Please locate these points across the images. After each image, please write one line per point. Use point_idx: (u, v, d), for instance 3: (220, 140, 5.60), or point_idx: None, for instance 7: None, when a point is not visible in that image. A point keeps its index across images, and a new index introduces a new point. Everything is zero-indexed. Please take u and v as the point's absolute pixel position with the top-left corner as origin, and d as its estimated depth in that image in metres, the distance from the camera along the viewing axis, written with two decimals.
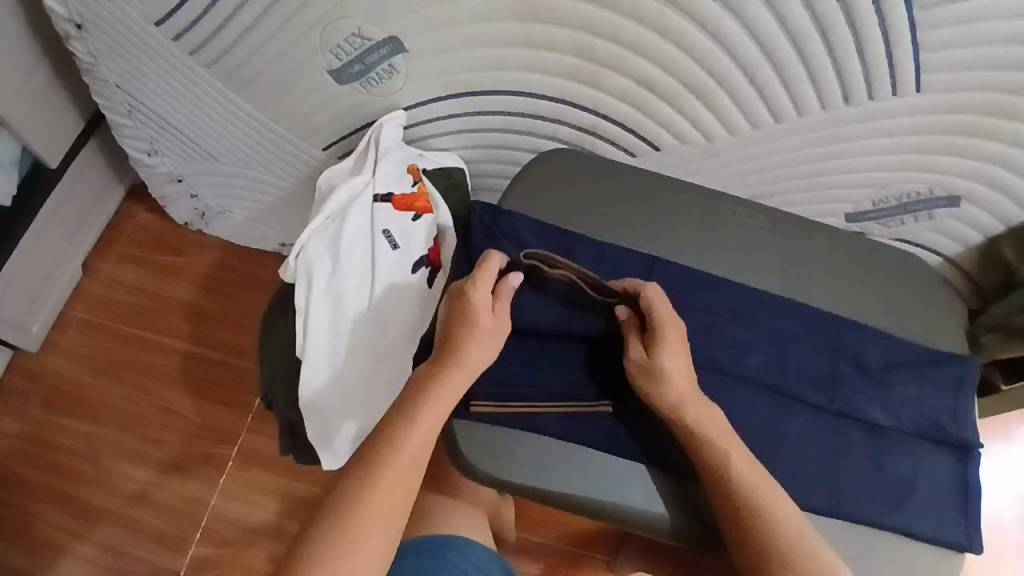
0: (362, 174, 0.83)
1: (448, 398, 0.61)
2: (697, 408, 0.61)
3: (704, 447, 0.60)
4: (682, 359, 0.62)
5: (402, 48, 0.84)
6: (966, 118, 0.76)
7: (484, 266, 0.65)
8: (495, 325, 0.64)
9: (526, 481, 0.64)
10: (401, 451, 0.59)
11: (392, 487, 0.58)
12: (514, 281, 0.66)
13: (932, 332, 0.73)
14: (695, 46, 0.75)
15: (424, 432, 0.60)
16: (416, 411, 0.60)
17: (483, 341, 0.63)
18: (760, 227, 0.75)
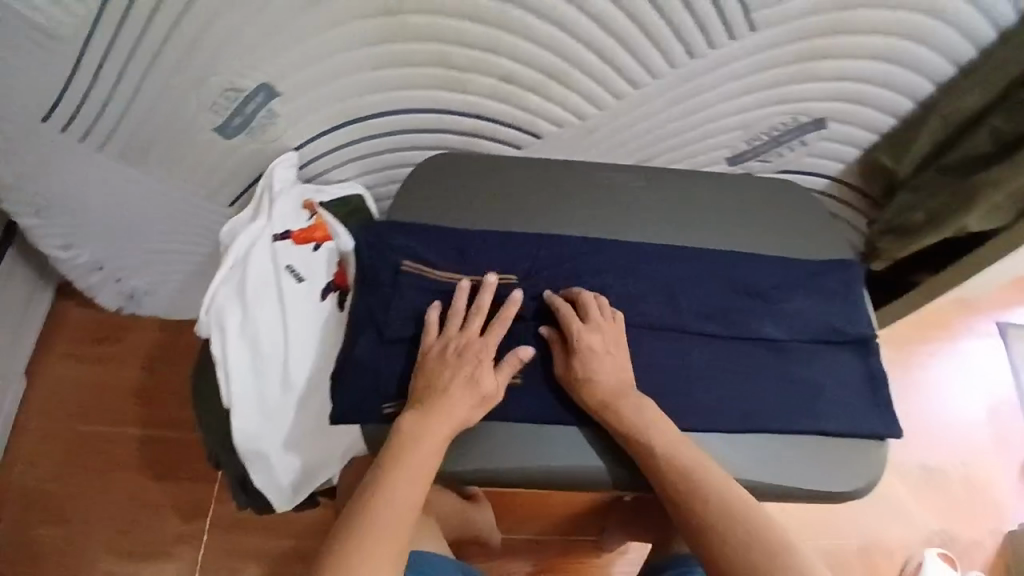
0: (260, 218, 0.84)
1: (438, 440, 0.65)
2: (626, 401, 0.67)
3: (631, 434, 0.66)
4: (612, 367, 0.68)
5: (275, 91, 0.87)
6: (802, 45, 0.82)
7: (496, 325, 0.69)
8: (468, 395, 0.66)
9: (451, 466, 0.68)
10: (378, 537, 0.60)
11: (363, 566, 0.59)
12: (525, 355, 0.68)
13: (806, 244, 0.80)
14: (541, 34, 0.80)
15: (422, 466, 0.64)
16: (398, 492, 0.63)
17: (468, 395, 0.66)
18: (638, 186, 0.80)
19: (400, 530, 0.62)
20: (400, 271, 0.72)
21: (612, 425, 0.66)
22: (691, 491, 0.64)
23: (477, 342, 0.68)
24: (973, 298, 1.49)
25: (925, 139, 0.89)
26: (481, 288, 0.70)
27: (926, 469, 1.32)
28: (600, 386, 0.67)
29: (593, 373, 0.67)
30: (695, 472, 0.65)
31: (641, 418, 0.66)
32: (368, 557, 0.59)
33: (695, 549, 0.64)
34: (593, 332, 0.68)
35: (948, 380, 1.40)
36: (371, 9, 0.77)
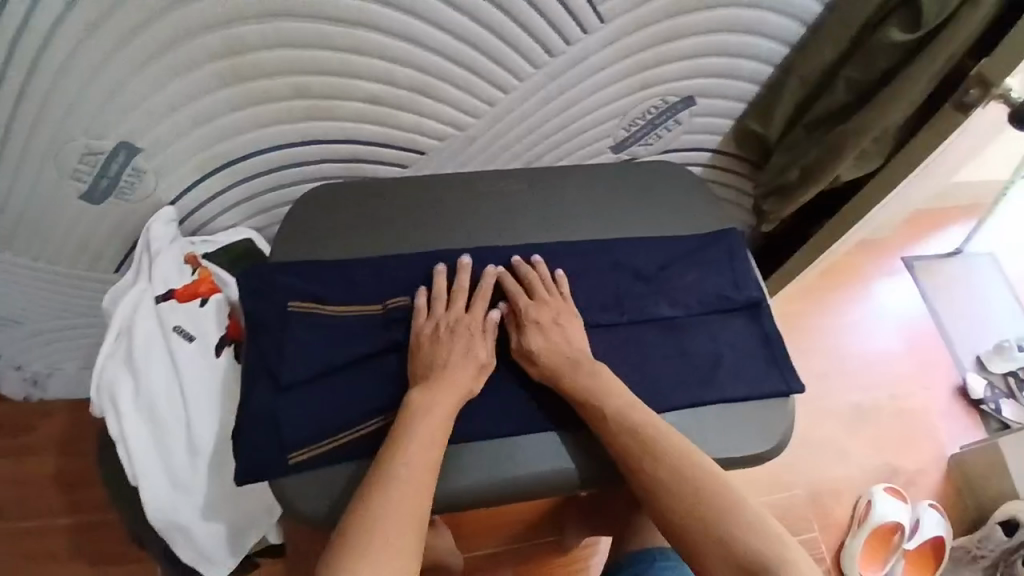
0: (140, 281, 0.80)
1: (445, 408, 0.65)
2: (580, 367, 0.69)
3: (600, 413, 0.67)
4: (564, 335, 0.71)
5: (136, 148, 0.82)
6: (654, 29, 0.85)
7: (480, 293, 0.73)
8: (465, 363, 0.68)
9: None
10: (394, 502, 0.58)
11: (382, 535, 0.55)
12: (496, 314, 0.72)
13: (688, 221, 0.83)
14: (397, 53, 0.80)
15: (428, 434, 0.63)
16: (410, 462, 0.61)
17: (467, 362, 0.68)
18: (520, 190, 0.82)
19: (425, 484, 0.60)
20: (290, 312, 0.71)
21: (572, 393, 0.68)
22: (649, 453, 0.64)
23: (462, 312, 0.71)
24: (874, 240, 1.57)
25: (789, 100, 0.92)
26: (455, 271, 0.74)
27: (860, 409, 1.38)
28: (553, 354, 0.70)
29: (545, 342, 0.70)
30: (649, 435, 0.66)
31: (597, 384, 0.68)
32: (392, 512, 0.57)
33: (676, 523, 0.62)
34: (541, 306, 0.73)
35: (864, 320, 1.48)
36: (218, 49, 0.75)
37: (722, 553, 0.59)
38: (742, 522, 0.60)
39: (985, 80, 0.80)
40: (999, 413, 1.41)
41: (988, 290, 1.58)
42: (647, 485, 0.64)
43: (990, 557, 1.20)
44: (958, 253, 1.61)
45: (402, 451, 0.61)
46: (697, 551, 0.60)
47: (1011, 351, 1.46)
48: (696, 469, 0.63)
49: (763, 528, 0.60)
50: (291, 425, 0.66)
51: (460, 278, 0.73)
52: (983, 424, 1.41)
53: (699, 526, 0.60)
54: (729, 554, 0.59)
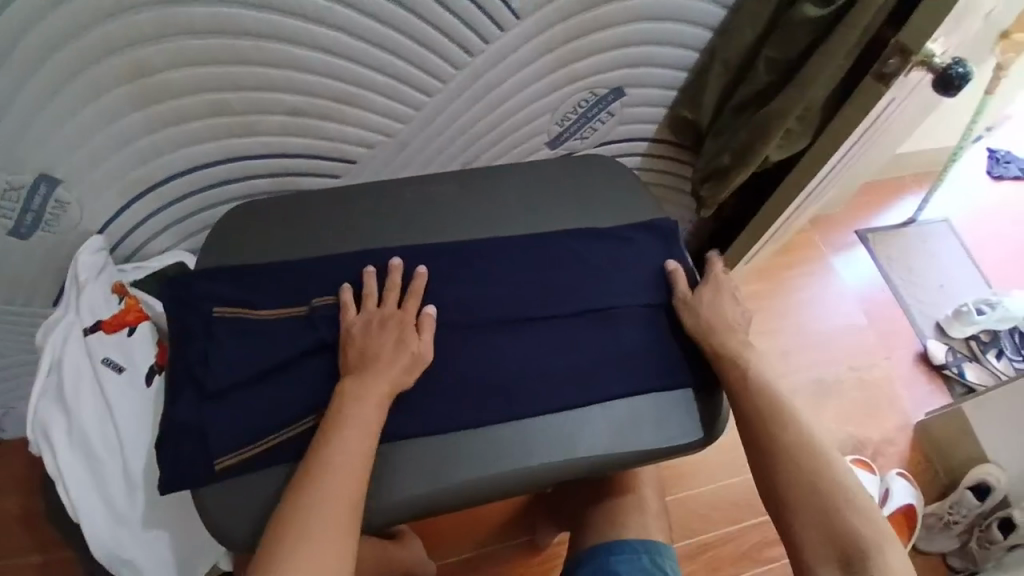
0: (69, 312, 0.79)
1: (379, 393, 0.64)
2: (730, 334, 0.74)
3: (737, 369, 0.72)
4: (721, 306, 0.76)
5: (56, 179, 0.80)
6: (572, 21, 0.84)
7: (413, 288, 0.72)
8: (398, 355, 0.67)
9: None
10: (327, 488, 0.58)
11: (316, 519, 0.56)
12: (434, 314, 0.71)
13: (620, 211, 0.83)
14: (311, 63, 0.79)
15: (362, 418, 0.62)
16: (342, 447, 0.60)
17: (399, 354, 0.67)
18: (449, 191, 0.81)
19: (354, 475, 0.60)
20: (215, 316, 0.69)
21: (717, 349, 0.73)
22: (768, 421, 0.69)
23: (397, 308, 0.71)
24: (829, 215, 1.59)
25: (714, 86, 0.92)
26: (388, 270, 0.73)
27: (823, 383, 1.39)
28: (709, 312, 0.75)
29: (708, 301, 0.76)
30: (778, 404, 0.70)
31: (744, 352, 0.73)
32: (318, 504, 0.57)
33: (793, 482, 0.65)
34: (729, 281, 0.79)
35: (824, 295, 1.49)
36: (127, 71, 0.74)
37: (821, 527, 0.63)
38: (844, 504, 0.63)
39: (905, 49, 0.80)
40: (963, 377, 1.42)
41: (947, 255, 1.60)
42: (767, 444, 0.68)
43: (964, 522, 1.22)
44: (914, 221, 1.63)
45: (334, 438, 0.61)
46: (797, 521, 0.64)
47: (971, 316, 1.44)
48: (810, 442, 0.67)
49: (863, 513, 0.63)
50: (215, 438, 0.64)
51: (394, 274, 0.72)
52: (947, 389, 1.43)
53: (806, 496, 0.64)
54: (825, 524, 0.63)
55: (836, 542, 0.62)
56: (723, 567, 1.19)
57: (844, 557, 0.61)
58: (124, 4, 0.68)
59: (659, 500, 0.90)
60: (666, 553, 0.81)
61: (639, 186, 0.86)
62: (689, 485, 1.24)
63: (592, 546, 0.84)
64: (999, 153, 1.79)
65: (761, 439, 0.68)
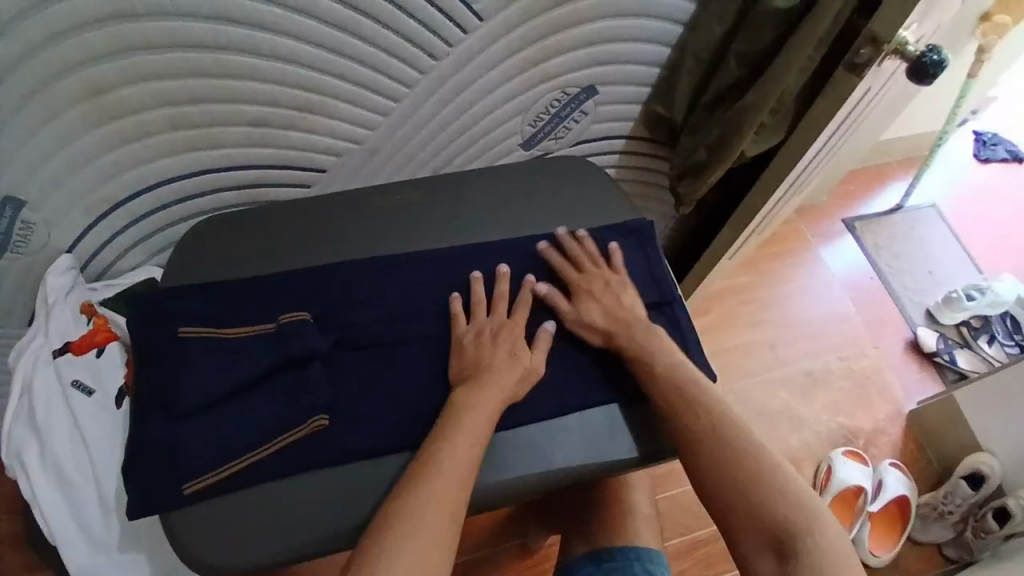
0: (39, 335, 0.78)
1: (492, 400, 0.65)
2: (629, 332, 0.72)
3: (650, 364, 0.70)
4: (607, 305, 0.73)
5: (21, 202, 0.79)
6: (537, 20, 0.83)
7: (522, 297, 0.73)
8: (511, 367, 0.68)
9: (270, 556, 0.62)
10: (436, 486, 0.58)
11: (425, 516, 0.55)
12: (549, 328, 0.72)
13: (593, 212, 0.82)
14: (271, 72, 0.78)
15: (475, 424, 0.63)
16: (455, 450, 0.61)
17: (513, 367, 0.68)
18: (418, 198, 0.80)
19: (467, 479, 0.59)
20: (181, 336, 0.68)
21: (628, 353, 0.71)
22: (687, 406, 0.67)
23: (509, 318, 0.71)
24: (815, 204, 1.58)
25: (687, 81, 0.91)
26: (496, 277, 0.74)
27: (814, 374, 1.38)
28: (601, 320, 0.72)
29: (593, 310, 0.73)
30: (691, 392, 0.67)
31: (647, 346, 0.71)
32: (429, 500, 0.57)
33: (719, 472, 0.62)
34: (587, 276, 0.75)
35: (812, 287, 1.48)
36: (86, 89, 0.73)
37: (751, 514, 0.59)
38: (774, 488, 0.60)
39: (876, 37, 0.79)
40: (954, 364, 1.41)
41: (936, 241, 1.59)
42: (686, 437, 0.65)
43: (958, 511, 1.21)
44: (901, 208, 1.62)
45: (447, 440, 0.61)
46: (731, 511, 0.61)
47: (961, 302, 1.43)
48: (730, 431, 0.64)
49: (793, 494, 0.60)
50: (182, 463, 0.63)
51: (501, 283, 0.73)
52: (939, 376, 1.42)
53: (735, 485, 0.61)
54: (755, 514, 0.59)
55: (773, 531, 0.58)
56: (717, 564, 1.18)
57: (780, 543, 0.58)
58: (78, 20, 0.67)
59: (649, 502, 0.89)
60: (659, 559, 0.80)
61: (612, 187, 0.85)
62: (680, 483, 1.24)
63: (580, 555, 0.83)
64: (984, 137, 1.78)
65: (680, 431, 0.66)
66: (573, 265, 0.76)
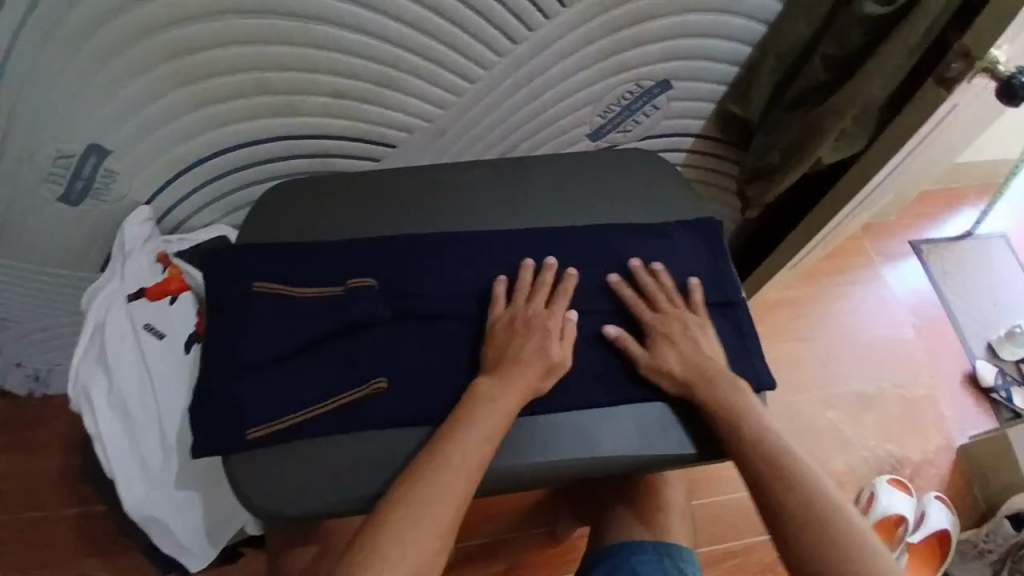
0: (113, 279, 0.82)
1: (512, 397, 0.65)
2: (707, 383, 0.68)
3: (733, 422, 0.66)
4: (684, 351, 0.70)
5: (106, 150, 0.83)
6: (618, 11, 0.82)
7: (558, 290, 0.72)
8: (536, 361, 0.67)
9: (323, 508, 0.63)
10: (439, 481, 0.59)
11: (425, 509, 0.57)
12: (574, 320, 0.71)
13: (661, 207, 0.81)
14: (353, 45, 0.79)
15: (491, 419, 0.63)
16: (463, 444, 0.61)
17: (540, 361, 0.67)
18: (484, 178, 0.80)
19: (473, 475, 0.60)
20: (253, 293, 0.70)
21: (707, 406, 0.68)
22: (775, 472, 0.63)
23: (543, 311, 0.70)
24: (879, 223, 1.53)
25: (766, 79, 0.89)
26: (542, 269, 0.73)
27: (862, 397, 1.34)
28: (678, 367, 0.69)
29: (671, 354, 0.70)
30: (781, 453, 0.64)
31: (733, 398, 0.67)
32: (427, 499, 0.58)
33: (805, 545, 0.59)
34: (665, 318, 0.72)
35: (868, 308, 1.43)
36: (177, 48, 0.75)
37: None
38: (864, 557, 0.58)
39: (968, 52, 0.76)
40: (1011, 403, 1.35)
41: (1004, 273, 1.52)
42: (774, 500, 0.62)
43: (998, 552, 1.15)
44: (970, 235, 1.55)
45: (459, 433, 0.62)
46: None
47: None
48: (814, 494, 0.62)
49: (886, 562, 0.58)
50: (244, 412, 0.65)
51: (546, 273, 0.72)
52: (995, 414, 1.36)
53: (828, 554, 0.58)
54: None
55: None
56: None
57: None
58: None
59: (683, 502, 0.89)
60: (689, 558, 0.80)
61: (681, 183, 0.83)
62: (715, 492, 1.21)
63: (608, 544, 0.83)
64: None
65: (768, 496, 0.62)
66: (648, 299, 0.73)
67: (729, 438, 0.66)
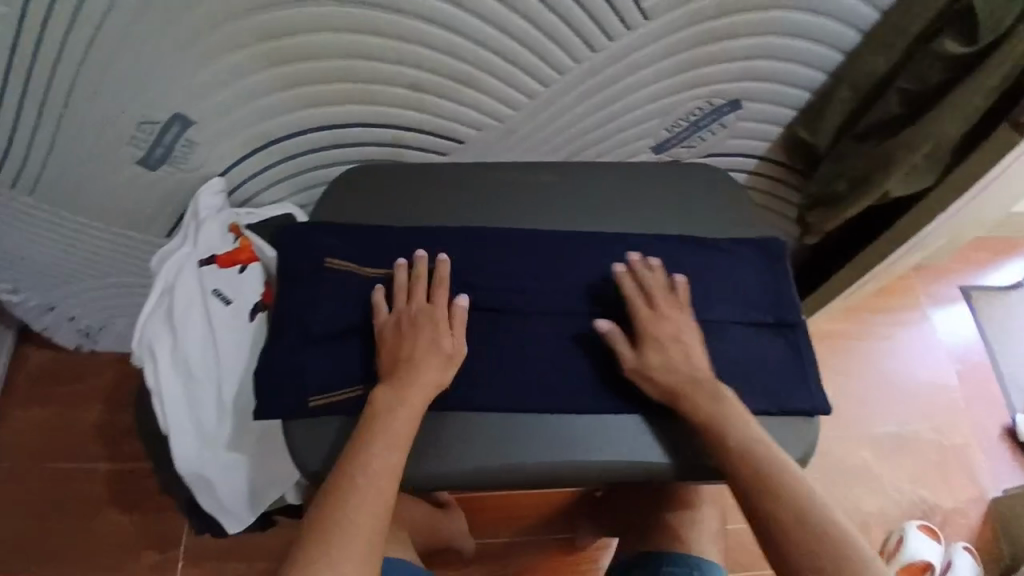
0: (186, 245, 0.85)
1: (413, 406, 0.66)
2: (695, 390, 0.68)
3: (716, 429, 0.66)
4: (673, 358, 0.69)
5: (189, 120, 0.86)
6: (698, 28, 0.83)
7: (438, 282, 0.72)
8: (431, 356, 0.68)
9: None
10: (359, 498, 0.61)
11: (350, 524, 0.60)
12: (463, 302, 0.72)
13: (726, 225, 0.81)
14: (438, 40, 0.81)
15: (399, 431, 0.65)
16: (371, 460, 0.63)
17: (436, 358, 0.68)
18: (552, 180, 0.82)
19: (392, 485, 0.63)
20: (324, 268, 0.74)
21: (692, 412, 0.67)
22: (758, 479, 0.63)
23: (426, 307, 0.71)
24: (930, 263, 1.50)
25: (837, 109, 0.90)
26: (413, 263, 0.73)
27: (896, 438, 1.32)
28: (671, 373, 0.69)
29: (662, 360, 0.69)
30: (766, 461, 0.64)
31: (716, 405, 0.67)
32: (352, 513, 0.61)
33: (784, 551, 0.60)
34: (658, 319, 0.71)
35: (910, 348, 1.41)
36: (270, 30, 0.78)
37: None
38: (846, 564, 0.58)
39: None
40: None
41: None
42: (755, 506, 0.63)
43: None
44: None
45: (366, 451, 0.63)
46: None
47: None
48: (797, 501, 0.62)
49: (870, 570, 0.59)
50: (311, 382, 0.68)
51: (419, 269, 0.73)
52: None
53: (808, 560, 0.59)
54: None
55: None
56: None
57: None
58: None
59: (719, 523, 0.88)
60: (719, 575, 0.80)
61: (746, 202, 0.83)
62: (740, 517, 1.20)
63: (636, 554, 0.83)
64: None
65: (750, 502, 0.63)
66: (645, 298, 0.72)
67: (712, 443, 0.66)
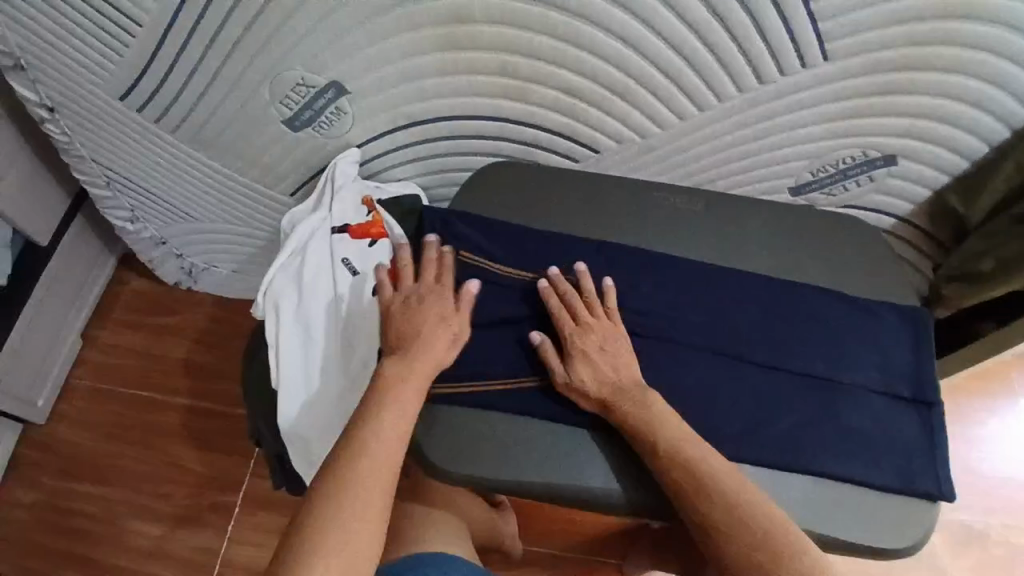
0: (321, 210, 0.87)
1: (416, 389, 0.69)
2: (623, 398, 0.69)
3: (642, 436, 0.67)
4: (598, 364, 0.70)
5: (344, 90, 0.87)
6: (876, 77, 0.80)
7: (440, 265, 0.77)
8: (436, 327, 0.73)
9: (488, 475, 0.70)
10: (364, 474, 0.63)
11: (356, 498, 0.62)
12: (472, 286, 0.75)
13: (869, 287, 0.79)
14: (607, 49, 0.80)
15: (402, 413, 0.67)
16: (377, 437, 0.65)
17: (439, 334, 0.72)
18: (693, 210, 0.81)
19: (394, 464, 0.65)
20: (456, 262, 0.77)
21: (624, 424, 0.68)
22: (698, 490, 0.64)
23: (428, 286, 0.76)
24: None
25: (997, 185, 0.86)
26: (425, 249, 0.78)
27: (970, 529, 1.26)
28: (596, 385, 0.69)
29: (588, 371, 0.70)
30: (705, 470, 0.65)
31: (648, 413, 0.67)
32: (358, 488, 0.62)
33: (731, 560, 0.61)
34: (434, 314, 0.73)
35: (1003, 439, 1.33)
36: (447, 15, 0.78)
37: None
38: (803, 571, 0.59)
39: None
40: None
41: None
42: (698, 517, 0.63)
43: None
44: None
45: (371, 429, 0.65)
46: None
47: None
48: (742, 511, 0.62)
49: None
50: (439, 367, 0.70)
51: (427, 250, 0.77)
52: None
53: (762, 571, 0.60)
54: None
55: None
56: None
57: None
58: None
59: None
60: None
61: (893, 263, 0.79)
62: None
63: None
64: None
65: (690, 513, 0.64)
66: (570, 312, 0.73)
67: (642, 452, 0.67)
